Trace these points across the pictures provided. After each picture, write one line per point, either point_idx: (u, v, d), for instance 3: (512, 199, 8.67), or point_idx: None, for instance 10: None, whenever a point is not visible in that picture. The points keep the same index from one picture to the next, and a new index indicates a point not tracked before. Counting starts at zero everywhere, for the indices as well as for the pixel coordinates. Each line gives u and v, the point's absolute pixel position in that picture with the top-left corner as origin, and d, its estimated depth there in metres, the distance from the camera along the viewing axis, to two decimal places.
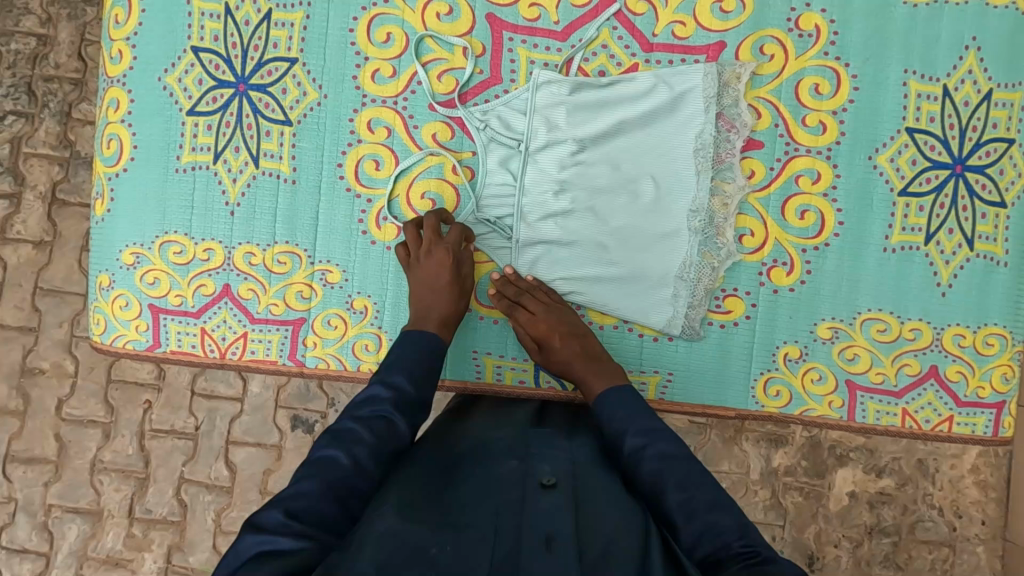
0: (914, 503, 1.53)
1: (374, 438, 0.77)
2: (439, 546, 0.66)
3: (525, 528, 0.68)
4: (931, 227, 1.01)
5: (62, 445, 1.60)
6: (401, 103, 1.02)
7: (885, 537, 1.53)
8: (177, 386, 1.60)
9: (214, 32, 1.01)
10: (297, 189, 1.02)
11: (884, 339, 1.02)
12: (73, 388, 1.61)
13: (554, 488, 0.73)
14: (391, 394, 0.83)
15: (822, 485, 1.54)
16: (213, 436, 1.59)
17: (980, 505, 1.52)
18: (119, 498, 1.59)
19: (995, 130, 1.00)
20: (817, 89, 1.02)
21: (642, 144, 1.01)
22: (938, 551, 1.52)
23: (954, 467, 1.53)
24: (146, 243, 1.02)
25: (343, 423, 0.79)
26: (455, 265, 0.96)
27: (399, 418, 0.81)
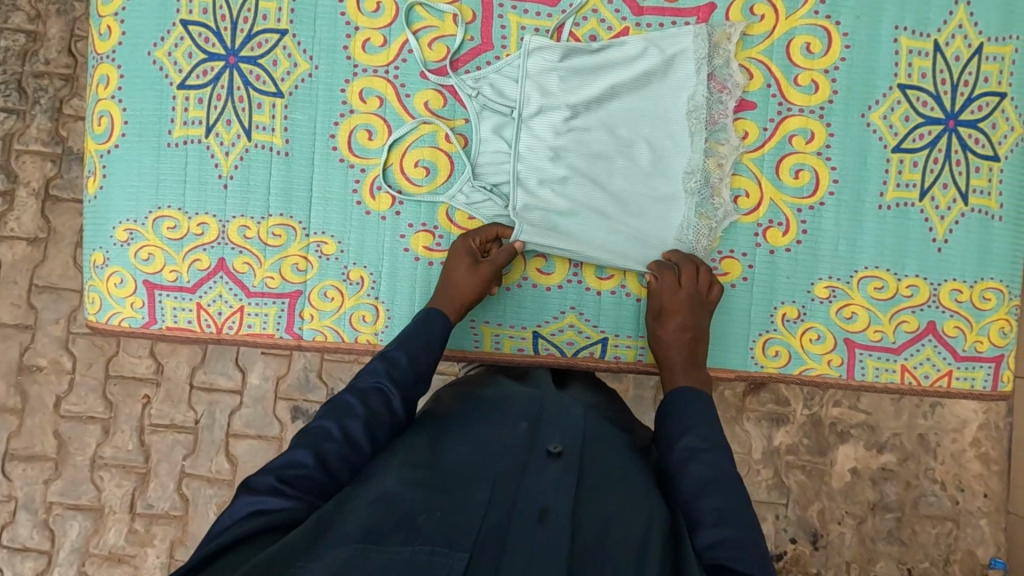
0: (917, 478, 1.53)
1: (367, 413, 0.82)
2: (427, 514, 0.69)
3: (518, 499, 0.72)
4: (925, 183, 1.01)
5: (61, 442, 1.59)
6: (392, 71, 1.02)
7: (888, 512, 1.52)
8: (176, 379, 1.60)
9: (203, 6, 1.00)
10: (290, 160, 1.02)
11: (882, 296, 1.02)
12: (72, 385, 1.60)
13: (559, 456, 0.78)
14: (386, 368, 0.88)
15: (824, 463, 1.54)
16: (214, 429, 1.58)
17: (983, 479, 1.52)
18: (121, 494, 1.59)
19: (987, 85, 1.00)
20: (808, 48, 1.02)
21: (636, 107, 1.00)
22: (942, 525, 1.52)
23: (956, 441, 1.53)
24: (140, 220, 1.02)
25: (343, 397, 0.85)
26: (472, 260, 0.97)
27: (394, 392, 0.86)
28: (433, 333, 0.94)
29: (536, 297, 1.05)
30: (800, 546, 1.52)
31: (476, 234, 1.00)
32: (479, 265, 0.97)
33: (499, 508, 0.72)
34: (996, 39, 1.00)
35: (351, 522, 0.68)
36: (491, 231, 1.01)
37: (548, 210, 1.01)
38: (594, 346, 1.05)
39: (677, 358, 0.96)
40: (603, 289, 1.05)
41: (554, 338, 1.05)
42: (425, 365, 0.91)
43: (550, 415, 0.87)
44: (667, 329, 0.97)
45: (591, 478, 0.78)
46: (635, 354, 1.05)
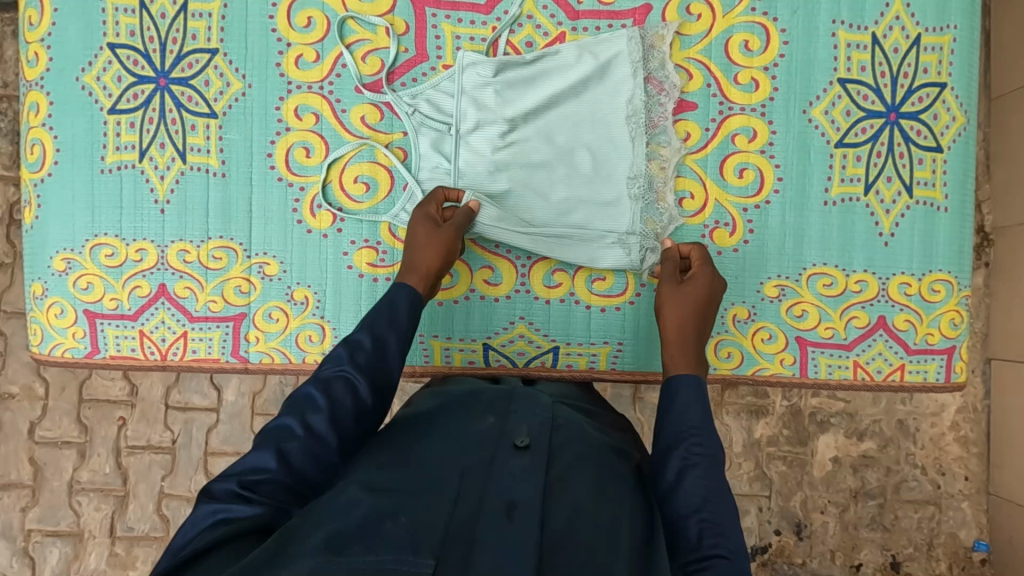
0: (898, 464, 1.46)
1: (330, 405, 0.71)
2: (393, 519, 0.61)
3: (488, 495, 0.65)
4: (870, 177, 1.01)
5: (37, 468, 1.56)
6: (326, 87, 1.00)
7: (870, 499, 1.47)
8: (151, 400, 1.57)
9: (130, 27, 0.98)
10: (228, 182, 1.00)
11: (831, 293, 1.02)
12: (45, 410, 1.57)
13: (526, 449, 0.70)
14: (350, 352, 0.75)
15: (805, 453, 1.47)
16: (192, 447, 1.55)
17: (962, 461, 1.46)
18: (100, 517, 1.56)
19: (927, 76, 0.99)
20: (747, 46, 1.01)
21: (575, 114, 0.99)
22: (923, 510, 1.46)
23: (936, 425, 1.46)
24: (76, 248, 1.00)
25: (304, 388, 0.73)
26: (433, 225, 0.91)
27: (359, 377, 0.74)
28: (398, 307, 0.83)
29: (484, 308, 1.04)
30: (784, 537, 1.47)
31: (428, 201, 0.94)
32: (440, 227, 0.91)
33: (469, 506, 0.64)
34: (934, 30, 0.99)
35: (312, 534, 0.60)
36: (439, 194, 0.96)
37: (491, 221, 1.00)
38: (546, 355, 1.05)
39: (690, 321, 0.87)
40: (552, 298, 1.04)
41: (504, 349, 1.04)
42: (393, 348, 0.79)
43: (519, 407, 0.81)
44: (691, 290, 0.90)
45: (562, 462, 0.71)
46: (587, 361, 1.04)
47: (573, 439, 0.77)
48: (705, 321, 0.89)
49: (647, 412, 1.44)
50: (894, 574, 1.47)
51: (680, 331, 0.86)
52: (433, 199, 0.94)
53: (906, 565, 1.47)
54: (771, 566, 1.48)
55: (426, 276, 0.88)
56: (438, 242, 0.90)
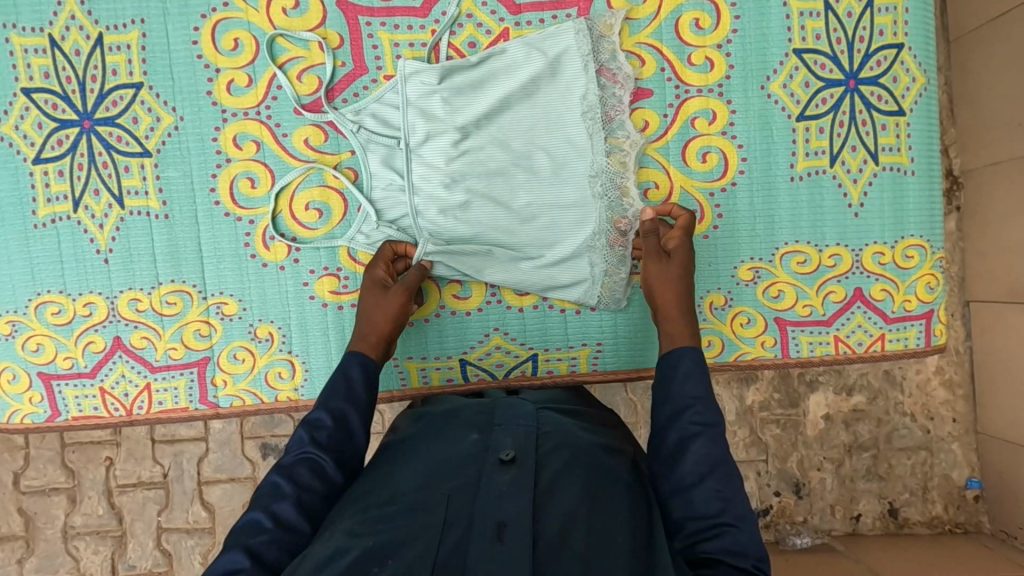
0: (888, 414, 1.47)
1: (297, 490, 0.69)
2: (381, 562, 0.57)
3: (476, 516, 0.61)
4: (834, 148, 0.98)
5: (28, 519, 1.52)
6: (264, 112, 0.95)
7: (864, 452, 1.48)
8: (136, 437, 1.51)
9: (43, 69, 0.92)
10: (172, 223, 0.95)
11: (806, 270, 1.00)
12: (27, 460, 1.52)
13: (512, 462, 0.68)
14: (311, 433, 0.75)
15: (797, 414, 1.48)
16: (184, 479, 1.50)
17: (949, 404, 1.47)
18: (99, 560, 1.52)
19: (883, 38, 0.96)
20: (698, 25, 0.97)
21: (528, 116, 0.95)
22: (915, 455, 1.48)
23: (920, 372, 1.47)
24: (20, 309, 0.95)
25: (269, 478, 0.71)
26: (383, 290, 0.90)
27: (324, 458, 0.73)
28: (354, 379, 0.82)
29: (457, 323, 1.01)
30: (784, 498, 1.48)
31: (376, 263, 0.93)
32: (391, 292, 0.90)
33: (457, 527, 0.61)
34: None
35: None
36: (386, 252, 0.94)
37: (451, 238, 0.97)
38: (526, 364, 1.02)
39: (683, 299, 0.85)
40: (524, 305, 1.01)
41: (482, 363, 1.01)
42: (355, 422, 0.78)
43: (503, 419, 0.77)
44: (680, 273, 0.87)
45: (551, 471, 0.68)
46: (568, 366, 1.02)
47: (560, 442, 0.72)
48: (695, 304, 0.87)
49: (638, 391, 1.42)
50: (893, 521, 1.49)
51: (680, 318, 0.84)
52: (382, 261, 0.93)
53: (904, 510, 1.49)
54: (773, 528, 1.49)
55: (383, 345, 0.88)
56: (394, 311, 0.89)
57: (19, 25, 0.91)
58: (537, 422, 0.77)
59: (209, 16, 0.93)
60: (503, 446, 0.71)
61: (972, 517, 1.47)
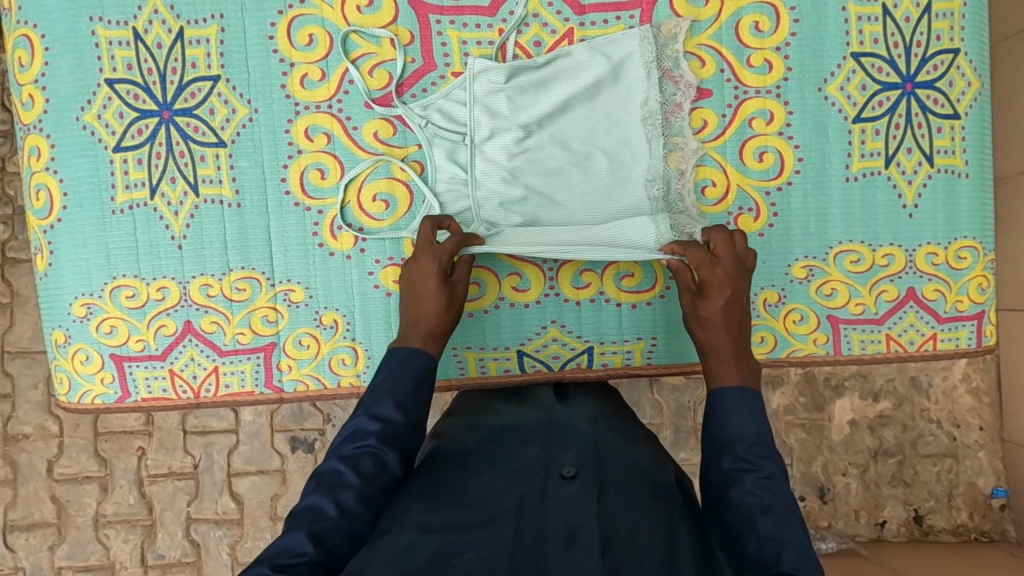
0: (914, 420, 1.49)
1: (361, 482, 0.70)
2: (460, 554, 0.61)
3: (548, 523, 0.63)
4: (889, 150, 1.00)
5: (60, 506, 1.54)
6: (335, 105, 0.98)
7: (890, 457, 1.49)
8: (168, 427, 1.54)
9: (126, 61, 0.95)
10: (243, 211, 0.98)
11: (859, 269, 1.02)
12: (61, 447, 1.55)
13: (576, 478, 0.68)
14: (377, 425, 0.75)
15: (822, 418, 1.49)
16: (214, 470, 1.53)
17: (976, 412, 1.48)
18: (129, 548, 1.54)
19: (940, 43, 0.98)
20: (757, 27, 0.99)
21: (589, 117, 0.98)
22: (941, 463, 1.49)
23: (947, 378, 1.48)
24: (95, 292, 0.98)
25: (329, 463, 0.73)
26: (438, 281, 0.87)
27: (387, 451, 0.74)
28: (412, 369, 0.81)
29: (514, 315, 1.02)
30: (808, 503, 1.49)
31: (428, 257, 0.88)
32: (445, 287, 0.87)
33: (530, 535, 0.63)
34: None
35: None
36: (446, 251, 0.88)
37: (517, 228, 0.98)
38: (581, 357, 1.03)
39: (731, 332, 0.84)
40: (582, 299, 1.03)
41: (539, 354, 1.03)
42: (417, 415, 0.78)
43: (562, 434, 0.78)
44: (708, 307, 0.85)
45: (615, 484, 0.70)
46: (622, 360, 1.04)
47: (619, 460, 0.74)
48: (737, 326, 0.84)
49: (664, 393, 1.46)
50: (918, 527, 1.50)
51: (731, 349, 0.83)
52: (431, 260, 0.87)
53: (929, 517, 1.50)
54: None
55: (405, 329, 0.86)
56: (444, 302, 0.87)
57: (105, 18, 0.94)
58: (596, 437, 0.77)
59: (285, 12, 0.96)
60: (566, 459, 0.72)
61: (997, 525, 1.48)
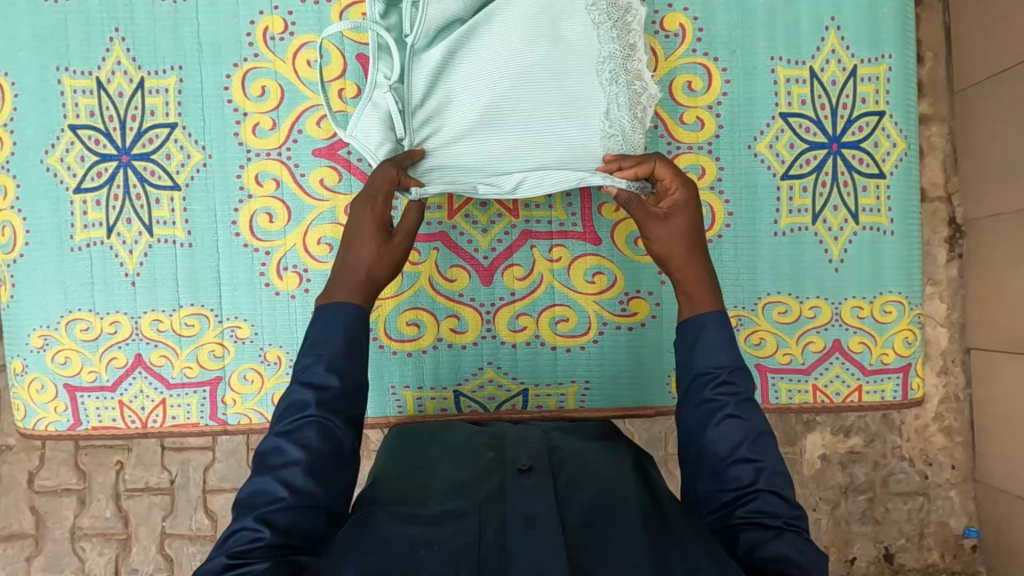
0: (885, 458, 1.43)
1: (309, 455, 0.64)
2: (428, 545, 0.60)
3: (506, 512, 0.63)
4: (816, 207, 1.04)
5: (38, 517, 1.56)
6: (285, 153, 1.03)
7: (860, 494, 1.41)
8: (147, 443, 1.59)
9: (89, 108, 1.01)
10: (194, 252, 1.03)
11: (787, 320, 1.04)
12: (43, 459, 1.60)
13: (531, 471, 0.69)
14: (312, 394, 0.67)
15: (793, 453, 1.43)
16: (190, 486, 1.55)
17: (948, 451, 1.43)
18: (104, 563, 1.55)
19: (865, 105, 1.02)
20: (690, 86, 1.04)
21: (551, 1, 0.90)
22: (912, 501, 1.43)
23: (922, 418, 1.42)
24: (52, 325, 1.03)
25: (267, 443, 0.66)
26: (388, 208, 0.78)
27: (331, 421, 0.67)
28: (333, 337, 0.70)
29: (452, 356, 1.06)
30: None
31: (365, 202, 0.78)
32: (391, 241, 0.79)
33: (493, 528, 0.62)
34: (869, 60, 1.02)
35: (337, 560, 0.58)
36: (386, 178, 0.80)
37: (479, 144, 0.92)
38: (516, 399, 1.07)
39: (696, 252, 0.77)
40: (518, 341, 1.06)
41: (475, 395, 1.06)
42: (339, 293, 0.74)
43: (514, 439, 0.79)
44: (659, 228, 0.78)
45: (574, 482, 0.69)
46: (556, 403, 1.07)
47: (572, 458, 0.74)
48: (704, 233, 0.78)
49: None
50: (888, 567, 1.42)
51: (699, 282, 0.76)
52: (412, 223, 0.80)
53: (900, 557, 1.42)
54: None
55: (366, 284, 0.75)
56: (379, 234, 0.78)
57: (71, 68, 1.01)
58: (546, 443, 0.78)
59: (240, 65, 1.02)
60: (518, 455, 0.73)
61: (969, 567, 1.43)
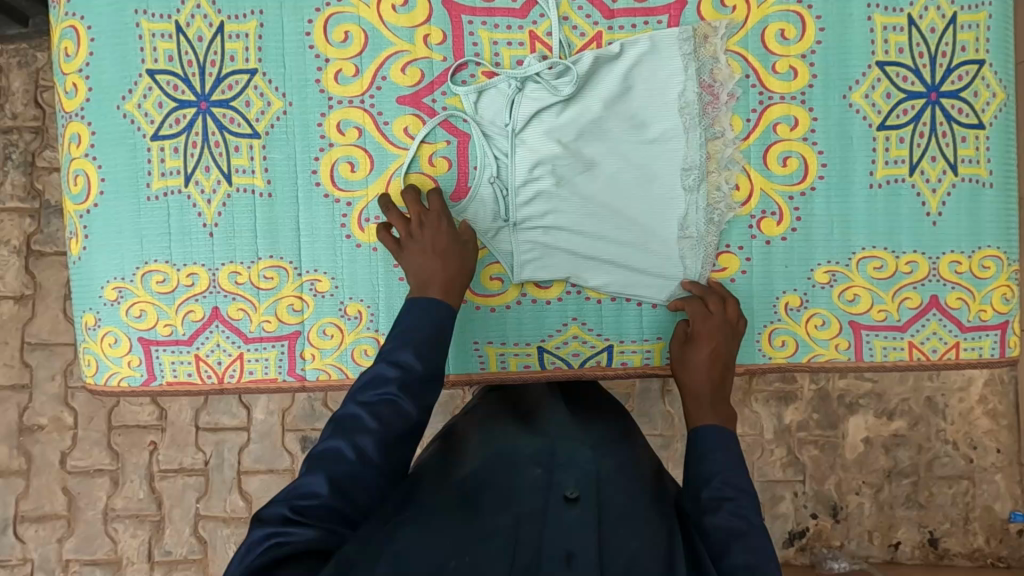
0: (929, 441, 1.61)
1: (380, 427, 0.77)
2: (459, 557, 0.67)
3: (545, 542, 0.70)
4: (914, 158, 1.01)
5: (71, 498, 1.59)
6: (368, 100, 1.00)
7: (904, 477, 1.61)
8: (181, 423, 1.60)
9: (168, 53, 0.98)
10: (275, 202, 1.00)
11: (882, 275, 1.02)
12: (75, 440, 1.60)
13: (577, 501, 0.75)
14: (395, 372, 0.81)
15: (836, 435, 1.61)
16: (224, 468, 1.59)
17: (993, 434, 1.61)
18: (137, 544, 1.60)
19: (965, 53, 1.00)
20: (783, 35, 1.01)
21: (657, 38, 0.99)
22: (958, 484, 1.61)
23: (964, 401, 1.61)
24: (127, 276, 1.00)
25: (348, 408, 0.79)
26: (452, 229, 0.95)
27: (403, 398, 0.80)
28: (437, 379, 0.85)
29: (536, 311, 1.03)
30: (821, 521, 1.61)
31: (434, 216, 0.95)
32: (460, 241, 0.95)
33: (527, 550, 0.69)
34: (968, 8, 0.99)
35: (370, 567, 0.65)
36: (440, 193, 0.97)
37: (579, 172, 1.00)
38: (601, 355, 1.04)
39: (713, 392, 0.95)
40: (602, 297, 1.04)
41: (559, 351, 1.03)
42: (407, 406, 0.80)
43: (563, 458, 0.83)
44: (696, 353, 0.97)
45: (615, 521, 0.75)
46: (642, 360, 1.04)
47: (618, 488, 0.80)
48: (720, 375, 0.96)
49: (675, 405, 1.61)
50: (932, 549, 1.62)
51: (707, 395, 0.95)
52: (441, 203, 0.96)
53: (944, 540, 1.62)
54: (810, 550, 1.62)
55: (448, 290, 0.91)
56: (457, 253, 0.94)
57: (150, 12, 0.98)
58: (596, 466, 0.83)
59: (322, 9, 0.99)
60: (568, 480, 0.79)
61: (1016, 551, 1.62)
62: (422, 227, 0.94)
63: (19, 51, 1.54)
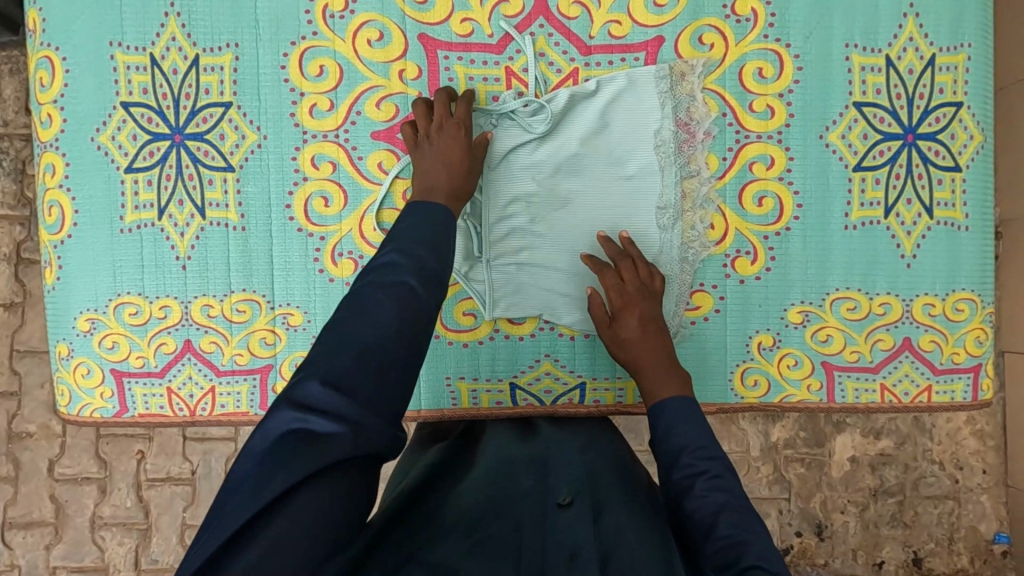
0: (915, 460, 1.61)
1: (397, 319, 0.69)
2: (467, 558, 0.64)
3: (548, 542, 0.66)
4: (889, 200, 1.00)
5: (58, 505, 1.60)
6: (342, 135, 1.00)
7: (889, 497, 1.61)
8: (169, 433, 1.61)
9: (142, 85, 0.98)
10: (248, 235, 1.00)
11: (855, 317, 1.01)
12: (63, 448, 1.60)
13: (571, 504, 0.72)
14: (404, 260, 0.74)
15: (822, 454, 1.61)
16: (212, 477, 1.60)
17: (980, 455, 1.61)
18: (123, 551, 1.60)
19: (942, 96, 0.99)
20: (761, 73, 1.00)
21: (633, 75, 0.99)
22: (944, 504, 1.61)
23: (951, 421, 1.61)
24: (100, 308, 1.00)
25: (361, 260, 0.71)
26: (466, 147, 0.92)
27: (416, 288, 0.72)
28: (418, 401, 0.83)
29: (509, 347, 1.03)
30: (806, 539, 1.60)
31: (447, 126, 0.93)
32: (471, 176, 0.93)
33: (530, 553, 0.65)
34: (947, 49, 0.99)
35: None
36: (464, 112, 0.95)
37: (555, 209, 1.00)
38: (573, 392, 1.04)
39: (657, 361, 0.92)
40: (575, 335, 1.03)
41: (531, 387, 1.03)
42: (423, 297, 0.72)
43: (554, 467, 0.81)
44: (627, 329, 0.95)
45: (613, 519, 0.72)
46: (615, 397, 1.04)
47: (613, 492, 0.77)
48: (659, 340, 0.94)
49: None
50: (916, 569, 1.62)
51: (651, 368, 0.92)
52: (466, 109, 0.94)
53: (928, 561, 1.62)
54: (795, 568, 1.61)
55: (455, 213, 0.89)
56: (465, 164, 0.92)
57: (124, 44, 0.98)
58: (585, 471, 0.80)
59: (298, 43, 0.99)
60: (560, 487, 0.75)
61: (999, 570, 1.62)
62: (439, 130, 0.92)
63: (9, 56, 1.51)
